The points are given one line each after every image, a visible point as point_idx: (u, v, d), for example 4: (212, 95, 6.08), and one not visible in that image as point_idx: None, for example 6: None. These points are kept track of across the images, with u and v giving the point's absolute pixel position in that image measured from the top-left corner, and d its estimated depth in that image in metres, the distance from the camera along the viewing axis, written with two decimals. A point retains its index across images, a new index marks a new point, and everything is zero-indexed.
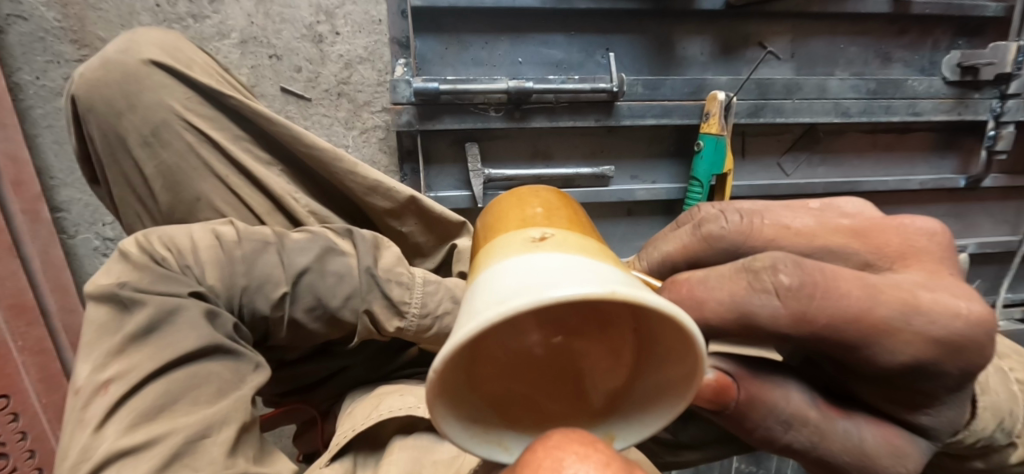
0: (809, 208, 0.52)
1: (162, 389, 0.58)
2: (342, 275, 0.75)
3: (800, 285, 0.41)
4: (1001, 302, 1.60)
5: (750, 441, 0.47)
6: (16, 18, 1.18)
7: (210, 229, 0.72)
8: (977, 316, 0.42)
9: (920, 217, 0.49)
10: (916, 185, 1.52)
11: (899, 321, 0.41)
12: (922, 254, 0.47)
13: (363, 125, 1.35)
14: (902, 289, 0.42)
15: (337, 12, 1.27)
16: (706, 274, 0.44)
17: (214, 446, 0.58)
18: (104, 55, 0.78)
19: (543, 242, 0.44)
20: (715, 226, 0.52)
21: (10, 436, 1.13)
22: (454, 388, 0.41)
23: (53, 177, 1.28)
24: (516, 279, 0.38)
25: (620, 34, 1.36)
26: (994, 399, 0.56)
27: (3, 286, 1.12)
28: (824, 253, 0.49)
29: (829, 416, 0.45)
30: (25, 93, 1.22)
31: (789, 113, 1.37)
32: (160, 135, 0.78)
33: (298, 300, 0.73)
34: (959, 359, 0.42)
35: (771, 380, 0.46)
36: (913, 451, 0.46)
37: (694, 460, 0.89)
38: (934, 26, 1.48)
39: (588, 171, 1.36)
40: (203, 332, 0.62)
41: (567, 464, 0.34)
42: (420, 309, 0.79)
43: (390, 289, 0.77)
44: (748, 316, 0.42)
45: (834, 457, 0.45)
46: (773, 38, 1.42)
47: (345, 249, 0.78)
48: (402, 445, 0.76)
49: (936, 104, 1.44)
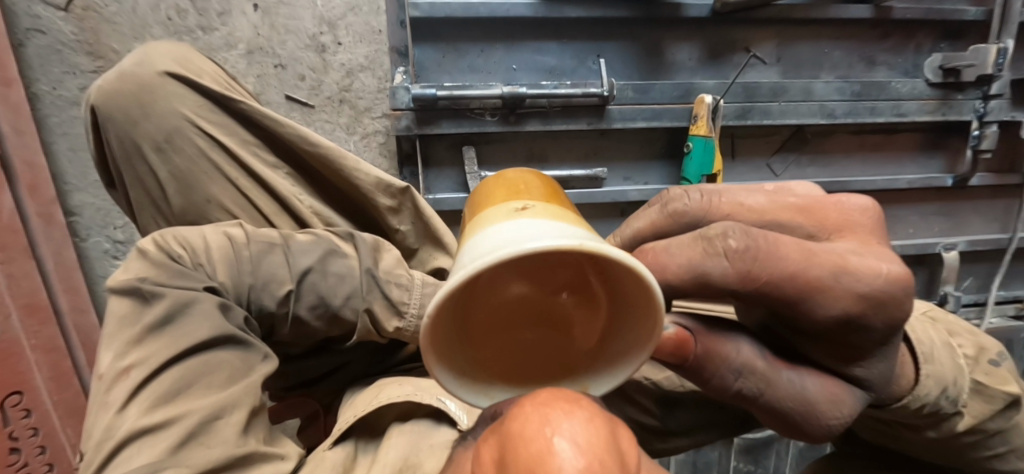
0: (764, 191, 0.56)
1: (178, 374, 0.60)
2: (343, 276, 0.78)
3: (746, 248, 0.45)
4: (994, 299, 1.62)
5: (705, 390, 0.50)
6: (35, 32, 1.24)
7: (221, 231, 0.75)
8: (896, 276, 0.46)
9: (856, 195, 0.54)
10: (903, 184, 1.56)
11: (830, 278, 0.45)
12: (856, 227, 0.52)
13: (364, 130, 1.41)
14: (834, 254, 0.47)
15: (339, 23, 1.33)
16: (668, 243, 0.47)
17: (226, 427, 0.60)
18: (121, 68, 0.82)
19: (525, 212, 0.47)
20: (679, 204, 0.55)
21: (22, 431, 1.16)
22: (444, 344, 0.44)
23: (67, 183, 1.34)
24: (495, 238, 0.41)
25: (611, 41, 1.41)
26: (937, 368, 0.60)
27: (19, 285, 1.17)
28: (773, 226, 0.53)
29: (776, 367, 0.49)
30: (42, 102, 1.28)
31: (776, 115, 1.41)
32: (173, 141, 0.82)
33: (302, 298, 0.76)
34: (882, 313, 0.47)
35: (725, 335, 0.49)
36: (849, 399, 0.50)
37: (684, 447, 0.90)
38: (917, 30, 1.53)
39: (582, 173, 1.41)
40: (216, 323, 0.64)
41: (552, 418, 0.35)
42: (418, 310, 0.82)
43: (390, 290, 0.80)
44: (701, 277, 0.45)
45: (781, 403, 0.49)
46: (759, 43, 1.47)
47: (347, 250, 0.81)
48: (399, 431, 0.75)
49: (920, 105, 1.48)
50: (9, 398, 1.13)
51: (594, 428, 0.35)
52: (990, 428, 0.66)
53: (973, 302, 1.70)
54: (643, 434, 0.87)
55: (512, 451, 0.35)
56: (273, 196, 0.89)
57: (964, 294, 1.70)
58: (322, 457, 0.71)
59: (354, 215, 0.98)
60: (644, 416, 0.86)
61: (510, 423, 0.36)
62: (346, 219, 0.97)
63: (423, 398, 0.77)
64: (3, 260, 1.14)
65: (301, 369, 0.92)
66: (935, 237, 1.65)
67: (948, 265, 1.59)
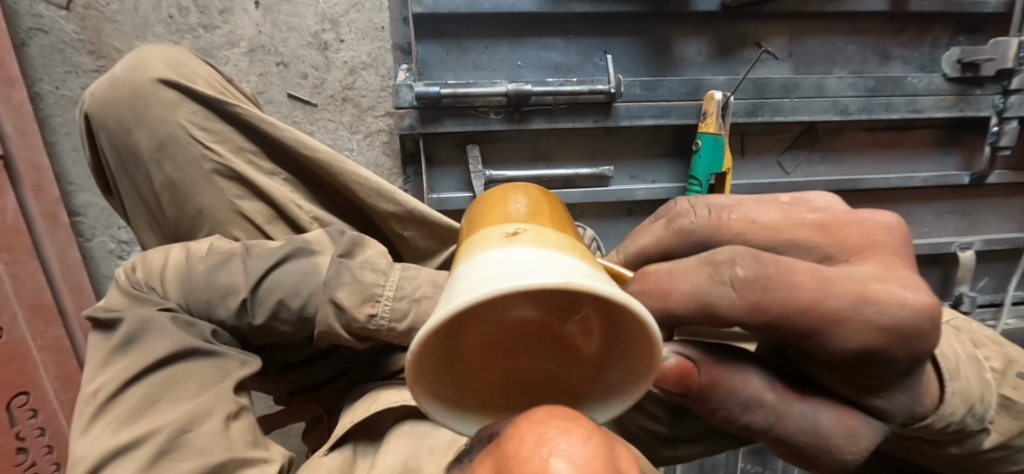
0: (778, 203, 0.54)
1: (143, 393, 0.59)
2: (306, 274, 0.68)
3: (755, 277, 0.44)
4: (1010, 299, 1.58)
5: (714, 421, 0.50)
6: (38, 31, 1.24)
7: (183, 247, 0.71)
8: (923, 306, 0.44)
9: (880, 211, 0.50)
10: (918, 182, 1.52)
11: (848, 310, 0.43)
12: (879, 247, 0.48)
13: (367, 129, 1.39)
14: (854, 282, 0.44)
15: (342, 20, 1.31)
16: (672, 267, 0.47)
17: (199, 438, 0.58)
18: (114, 73, 0.80)
19: (518, 236, 0.44)
20: (686, 220, 0.55)
21: (29, 431, 1.16)
22: (430, 374, 0.42)
23: (71, 183, 1.34)
24: (484, 270, 0.39)
25: (619, 36, 1.38)
26: (964, 384, 0.58)
27: (25, 286, 1.17)
28: (788, 247, 0.51)
29: (785, 399, 0.49)
30: (45, 102, 1.27)
31: (787, 112, 1.38)
32: (166, 150, 0.79)
33: (260, 305, 0.68)
34: (905, 347, 0.44)
35: (732, 366, 0.49)
36: (867, 431, 0.48)
37: (691, 455, 0.88)
38: (934, 23, 1.49)
39: (588, 172, 1.38)
40: (175, 338, 0.62)
41: (548, 438, 0.34)
42: (395, 292, 0.69)
43: (363, 274, 0.69)
44: (708, 306, 0.45)
45: (792, 437, 0.48)
46: (771, 38, 1.43)
47: (318, 248, 0.72)
48: (400, 434, 0.73)
49: (936, 101, 1.43)
50: (16, 399, 1.14)
51: (591, 446, 0.33)
52: (1015, 444, 0.66)
53: (988, 303, 1.67)
54: (649, 440, 0.86)
55: (507, 470, 0.34)
56: (267, 202, 0.85)
57: (980, 294, 1.66)
58: (318, 463, 0.70)
59: (360, 219, 0.97)
60: (653, 423, 0.85)
61: (507, 443, 0.35)
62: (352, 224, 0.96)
63: None
64: (8, 261, 1.14)
65: (303, 376, 0.90)
66: (951, 236, 1.61)
67: (964, 265, 1.55)
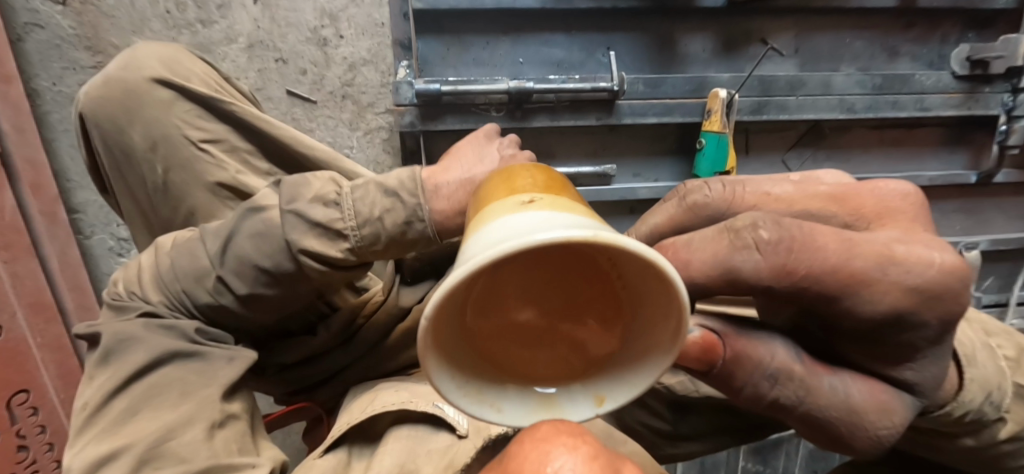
0: (790, 179, 0.52)
1: (124, 405, 0.59)
2: (263, 233, 0.63)
3: (779, 240, 0.41)
4: (1015, 300, 1.57)
5: (737, 399, 0.47)
6: (33, 26, 1.22)
7: (152, 247, 0.72)
8: (951, 265, 0.43)
9: (896, 180, 0.50)
10: (925, 182, 1.50)
11: (875, 272, 0.42)
12: (897, 213, 0.48)
13: (367, 126, 1.38)
14: (878, 244, 0.42)
15: (341, 15, 1.30)
16: (691, 237, 0.44)
17: (182, 445, 0.55)
18: (107, 72, 0.79)
19: (534, 203, 0.41)
20: (698, 196, 0.51)
21: (29, 429, 1.17)
22: (442, 349, 0.39)
23: (70, 179, 1.33)
24: (500, 231, 0.35)
25: (622, 33, 1.36)
26: (980, 373, 0.57)
27: (24, 284, 1.17)
28: (806, 217, 0.49)
29: (814, 371, 0.45)
30: (43, 98, 1.26)
31: (793, 110, 1.36)
32: (159, 150, 0.78)
33: (230, 278, 0.64)
34: (938, 307, 0.43)
35: (758, 337, 0.46)
36: (900, 406, 0.47)
37: (693, 454, 0.87)
38: (944, 19, 1.46)
39: (589, 170, 1.37)
40: (150, 347, 0.62)
41: (553, 456, 0.33)
42: (355, 219, 0.61)
43: (313, 212, 0.62)
44: (730, 272, 0.41)
45: (822, 412, 0.45)
46: (777, 34, 1.41)
47: (266, 203, 0.65)
48: (396, 435, 0.71)
49: (944, 99, 1.41)
50: (16, 397, 1.14)
51: (596, 468, 0.32)
52: None
53: (993, 302, 1.66)
54: (652, 438, 0.85)
55: None
56: None
57: (985, 294, 1.65)
58: (311, 466, 0.69)
59: None
60: (655, 421, 0.85)
61: (509, 460, 0.34)
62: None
63: (418, 404, 0.73)
64: (8, 259, 1.14)
65: (301, 376, 0.88)
66: (956, 235, 1.60)
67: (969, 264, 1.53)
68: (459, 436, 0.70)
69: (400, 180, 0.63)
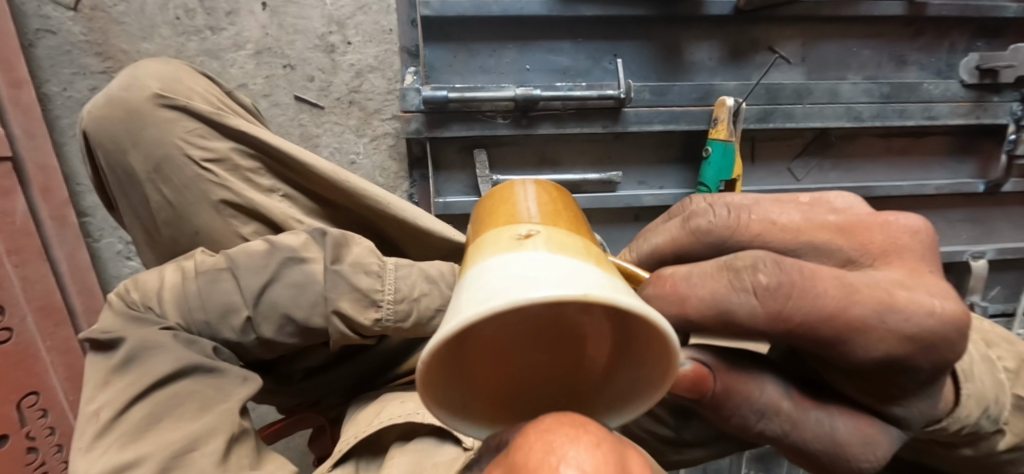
0: (798, 204, 0.52)
1: (146, 411, 0.57)
2: (303, 285, 0.66)
3: (777, 285, 0.42)
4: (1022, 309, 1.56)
5: (728, 430, 0.49)
6: (45, 32, 1.23)
7: (176, 266, 0.68)
8: (950, 314, 0.43)
9: (905, 215, 0.49)
10: (931, 190, 1.50)
11: (874, 319, 0.42)
12: (904, 252, 0.47)
13: (373, 132, 1.38)
14: (880, 289, 0.43)
15: (348, 22, 1.31)
16: (690, 270, 0.45)
17: (202, 458, 0.56)
18: (109, 92, 0.80)
19: (530, 239, 0.42)
20: (703, 220, 0.52)
21: (39, 431, 1.17)
22: (440, 381, 0.41)
23: (80, 184, 1.34)
24: (496, 278, 0.36)
25: (628, 41, 1.36)
26: (979, 387, 0.57)
27: (34, 288, 1.18)
28: (809, 250, 0.49)
29: (802, 407, 0.48)
30: (53, 103, 1.27)
31: (800, 118, 1.36)
32: (162, 171, 0.79)
33: (263, 320, 0.66)
34: (931, 355, 0.43)
35: (748, 374, 0.48)
36: (885, 439, 0.47)
37: (699, 459, 0.85)
38: (952, 28, 1.45)
39: (595, 177, 1.38)
40: (180, 355, 0.60)
41: (557, 445, 0.32)
42: (394, 296, 0.69)
43: (359, 279, 0.68)
44: (726, 313, 0.43)
45: (807, 444, 0.47)
46: (784, 42, 1.41)
47: (308, 253, 0.68)
48: (402, 451, 0.71)
49: (952, 108, 1.41)
50: (26, 399, 1.15)
51: (601, 454, 0.31)
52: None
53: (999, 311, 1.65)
54: (655, 445, 0.83)
55: None
56: (267, 221, 0.84)
57: (992, 303, 1.64)
58: None
59: (377, 233, 0.95)
60: (660, 428, 0.83)
61: (514, 455, 0.33)
62: (368, 235, 0.95)
63: (423, 417, 0.73)
64: (18, 263, 1.15)
65: (309, 386, 0.88)
66: (962, 243, 1.59)
67: (976, 273, 1.52)
68: (464, 450, 0.70)
69: (441, 272, 0.74)
